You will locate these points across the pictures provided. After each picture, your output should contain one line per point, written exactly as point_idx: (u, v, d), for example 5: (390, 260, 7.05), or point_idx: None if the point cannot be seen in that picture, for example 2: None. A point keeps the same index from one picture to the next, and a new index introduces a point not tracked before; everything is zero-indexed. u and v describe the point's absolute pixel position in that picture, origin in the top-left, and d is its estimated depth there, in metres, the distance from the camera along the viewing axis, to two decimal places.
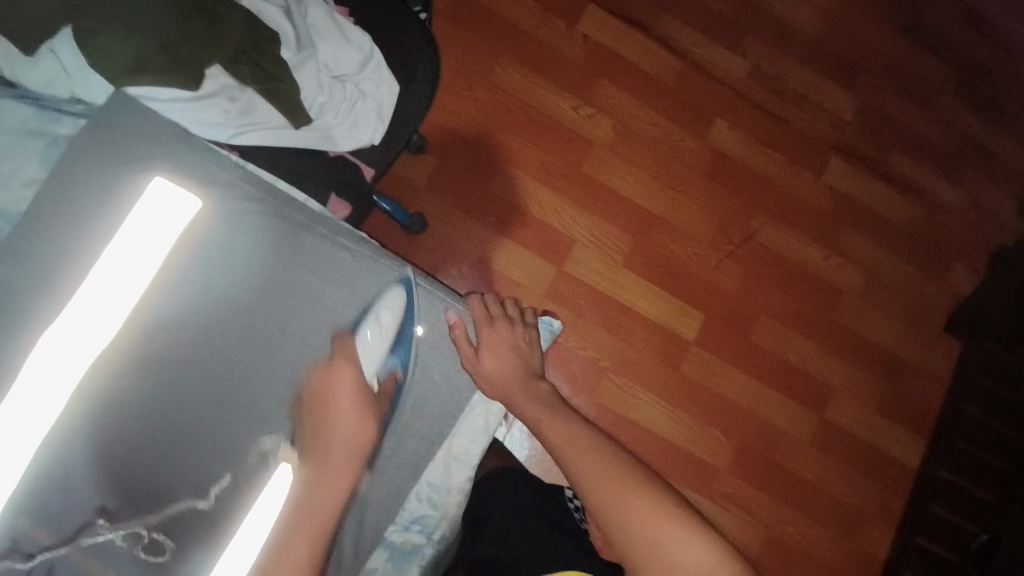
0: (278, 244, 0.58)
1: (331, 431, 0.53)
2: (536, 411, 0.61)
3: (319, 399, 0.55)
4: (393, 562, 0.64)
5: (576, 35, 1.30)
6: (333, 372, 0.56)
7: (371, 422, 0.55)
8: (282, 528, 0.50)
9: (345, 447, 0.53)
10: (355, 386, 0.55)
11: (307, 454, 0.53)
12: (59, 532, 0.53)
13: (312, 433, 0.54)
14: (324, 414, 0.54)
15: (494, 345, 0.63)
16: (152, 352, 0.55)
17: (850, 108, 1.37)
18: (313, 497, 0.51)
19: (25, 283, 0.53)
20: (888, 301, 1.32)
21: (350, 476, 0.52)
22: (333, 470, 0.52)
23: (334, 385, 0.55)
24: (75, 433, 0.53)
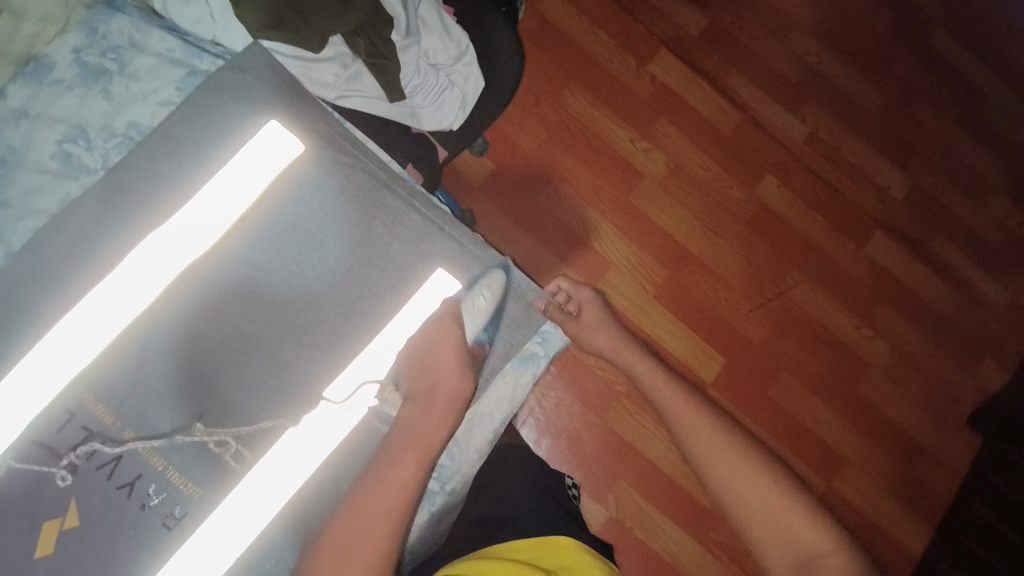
0: (356, 199, 0.64)
1: (436, 380, 0.58)
2: (621, 349, 0.89)
3: (423, 341, 0.60)
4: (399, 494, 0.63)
5: (645, 74, 1.38)
6: (440, 325, 0.60)
7: (470, 376, 0.60)
8: (388, 458, 0.56)
9: (448, 392, 0.58)
10: (458, 350, 0.59)
11: (411, 397, 0.58)
12: (127, 423, 0.57)
13: (414, 380, 0.59)
14: (430, 363, 0.59)
15: (586, 307, 0.93)
16: (225, 275, 0.60)
17: (902, 187, 1.39)
18: (420, 432, 0.57)
19: (154, 199, 0.60)
20: (913, 382, 1.32)
21: (453, 415, 0.58)
22: (433, 416, 0.57)
23: (439, 335, 0.60)
24: (150, 335, 0.58)
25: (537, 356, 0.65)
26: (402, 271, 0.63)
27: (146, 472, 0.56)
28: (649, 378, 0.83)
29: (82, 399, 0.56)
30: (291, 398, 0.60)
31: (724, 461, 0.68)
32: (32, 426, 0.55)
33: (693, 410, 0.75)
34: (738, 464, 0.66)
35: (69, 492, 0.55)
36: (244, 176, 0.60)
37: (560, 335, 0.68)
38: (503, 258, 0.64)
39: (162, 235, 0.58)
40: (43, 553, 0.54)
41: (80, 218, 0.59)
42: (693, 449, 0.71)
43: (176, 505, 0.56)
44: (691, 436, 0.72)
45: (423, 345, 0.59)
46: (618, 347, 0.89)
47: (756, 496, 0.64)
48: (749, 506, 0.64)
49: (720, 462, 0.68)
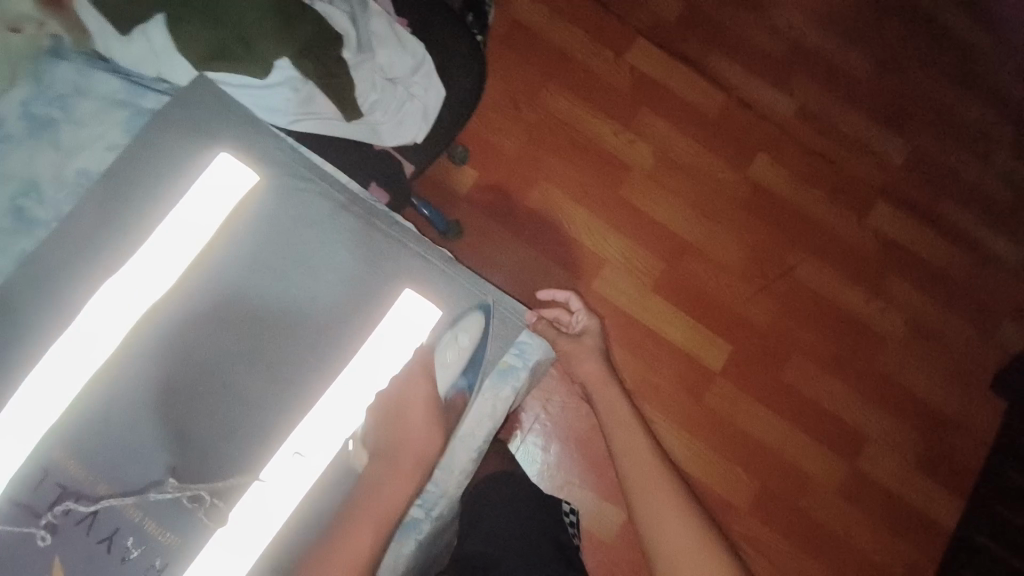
0: (315, 225, 0.62)
1: (404, 441, 0.58)
2: (599, 386, 0.85)
3: (394, 400, 0.58)
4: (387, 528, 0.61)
5: (623, 65, 1.35)
6: (409, 379, 0.59)
7: (437, 432, 0.60)
8: (349, 521, 0.56)
9: (413, 450, 0.59)
10: (428, 406, 0.59)
11: (377, 456, 0.58)
12: (101, 476, 0.56)
13: (383, 437, 0.58)
14: (401, 419, 0.58)
15: (589, 332, 0.90)
16: (187, 317, 0.58)
17: (900, 152, 1.34)
18: (381, 496, 0.57)
19: (110, 247, 0.59)
20: (932, 353, 1.27)
21: (415, 478, 0.59)
22: (398, 477, 0.58)
23: (409, 387, 0.59)
24: (116, 386, 0.57)
25: (515, 370, 0.62)
26: (368, 295, 0.61)
27: (123, 525, 0.55)
28: (619, 421, 0.81)
29: (52, 455, 0.56)
30: (266, 435, 0.58)
31: (646, 475, 0.74)
32: (10, 485, 0.55)
33: (629, 423, 0.80)
34: (656, 478, 0.73)
35: (52, 552, 0.54)
36: (199, 215, 0.59)
37: (538, 344, 0.65)
38: (482, 299, 0.61)
39: (119, 280, 0.57)
40: None
41: (38, 272, 0.58)
42: (623, 459, 0.77)
43: (157, 556, 0.55)
44: (621, 446, 0.78)
45: (395, 406, 0.58)
46: (599, 383, 0.86)
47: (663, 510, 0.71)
48: (655, 517, 0.70)
49: (642, 475, 0.74)
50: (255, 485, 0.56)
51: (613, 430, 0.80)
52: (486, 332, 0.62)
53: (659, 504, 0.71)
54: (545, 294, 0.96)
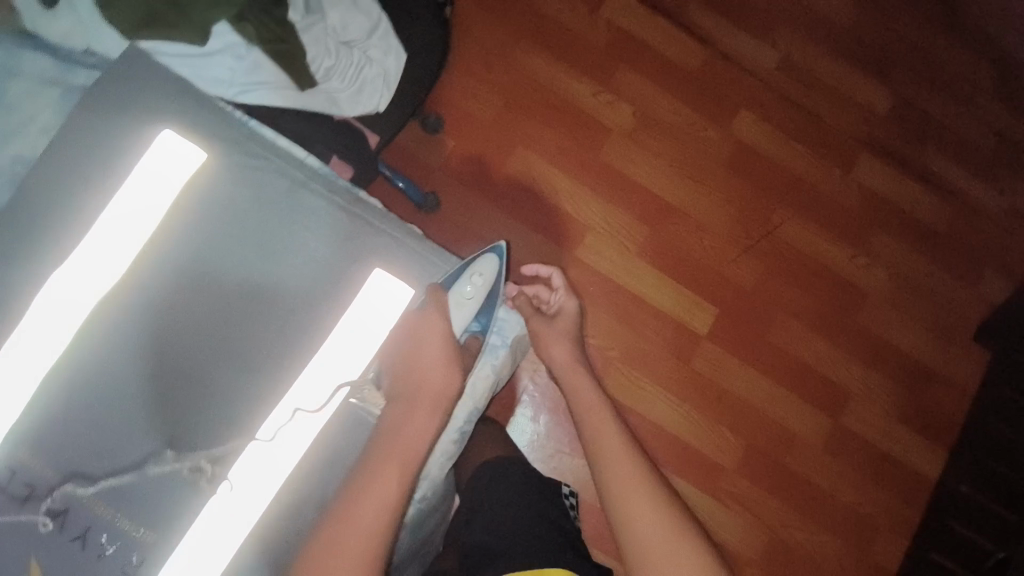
0: (273, 204, 0.58)
1: (421, 379, 0.55)
2: (564, 361, 0.87)
3: (408, 335, 0.57)
4: None
5: (599, 20, 1.29)
6: (422, 315, 0.57)
7: (457, 369, 0.57)
8: (366, 469, 0.52)
9: (432, 386, 0.55)
10: (444, 339, 0.57)
11: (394, 397, 0.56)
12: (69, 473, 0.54)
13: (398, 379, 0.56)
14: (416, 353, 0.56)
15: (564, 313, 0.90)
16: (141, 309, 0.55)
17: (884, 101, 1.31)
18: (402, 436, 0.54)
19: (52, 237, 0.55)
20: (916, 307, 1.27)
21: (438, 415, 0.55)
22: (419, 416, 0.54)
23: (424, 323, 0.57)
24: (73, 384, 0.55)
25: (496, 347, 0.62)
26: (335, 275, 0.59)
27: (96, 523, 0.54)
28: (584, 399, 0.83)
29: (17, 457, 0.54)
30: (237, 426, 0.56)
31: (597, 415, 0.80)
32: None
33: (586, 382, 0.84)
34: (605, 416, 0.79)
35: (26, 554, 0.53)
36: (147, 201, 0.55)
37: (515, 322, 0.65)
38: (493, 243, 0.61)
39: (63, 273, 0.54)
40: None
41: None
42: (578, 403, 0.82)
43: (134, 552, 0.54)
44: (577, 394, 0.84)
45: (410, 337, 0.57)
46: (568, 367, 0.86)
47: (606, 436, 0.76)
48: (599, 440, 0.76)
49: (594, 415, 0.80)
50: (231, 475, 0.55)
51: (580, 406, 0.82)
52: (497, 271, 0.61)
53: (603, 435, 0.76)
54: (528, 271, 0.93)
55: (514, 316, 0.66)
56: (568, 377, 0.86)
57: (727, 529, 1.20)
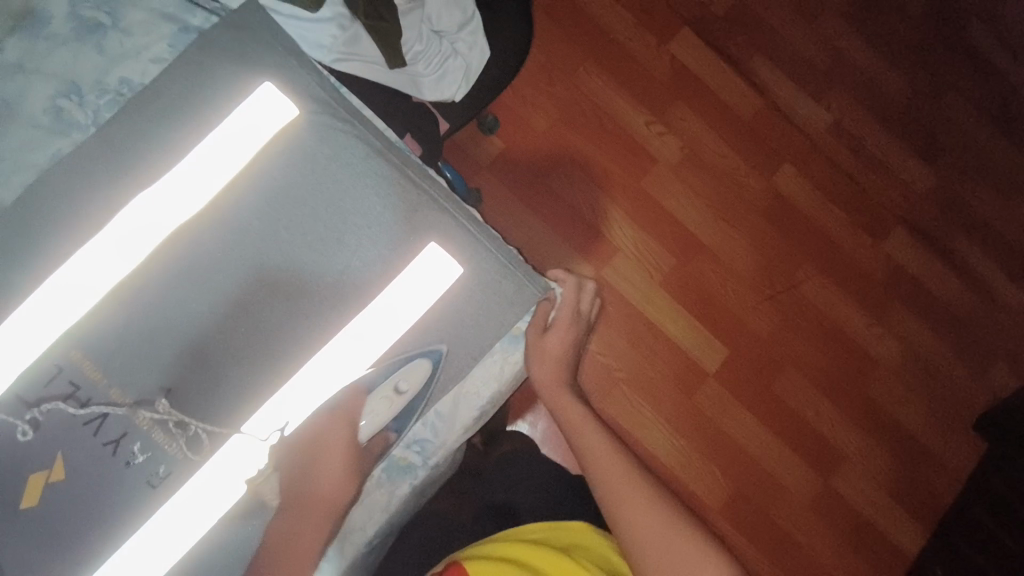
0: (347, 170, 0.62)
1: (316, 488, 0.58)
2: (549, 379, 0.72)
3: (307, 441, 0.57)
4: (387, 473, 0.63)
5: (664, 54, 1.35)
6: (326, 426, 0.57)
7: (354, 482, 0.59)
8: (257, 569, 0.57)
9: (326, 495, 0.58)
10: (345, 456, 0.57)
11: (285, 505, 0.58)
12: (113, 379, 0.57)
13: (295, 478, 0.58)
14: (316, 462, 0.57)
15: (565, 330, 0.70)
16: (209, 245, 0.59)
17: (927, 182, 1.35)
18: (292, 549, 0.57)
19: (146, 161, 0.60)
20: (920, 386, 1.31)
21: (326, 530, 0.59)
22: (309, 524, 0.58)
23: (325, 434, 0.57)
24: (133, 302, 0.58)
25: None
26: (392, 245, 0.62)
27: (131, 430, 0.57)
28: (587, 438, 0.75)
29: (66, 357, 0.57)
30: (277, 368, 0.59)
31: (605, 464, 0.72)
32: (16, 382, 0.56)
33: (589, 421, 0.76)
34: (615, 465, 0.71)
35: (54, 447, 0.56)
36: (237, 145, 0.59)
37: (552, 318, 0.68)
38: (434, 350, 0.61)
39: (148, 197, 0.58)
40: (29, 504, 0.57)
41: (74, 177, 0.59)
42: (582, 450, 0.74)
43: (161, 464, 0.57)
44: (578, 435, 0.75)
45: (309, 455, 0.57)
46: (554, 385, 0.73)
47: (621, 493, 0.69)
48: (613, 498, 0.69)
49: (602, 464, 0.72)
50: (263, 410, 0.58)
51: (585, 454, 0.74)
52: (431, 377, 0.61)
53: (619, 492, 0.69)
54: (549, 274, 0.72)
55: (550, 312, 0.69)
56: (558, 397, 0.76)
57: None
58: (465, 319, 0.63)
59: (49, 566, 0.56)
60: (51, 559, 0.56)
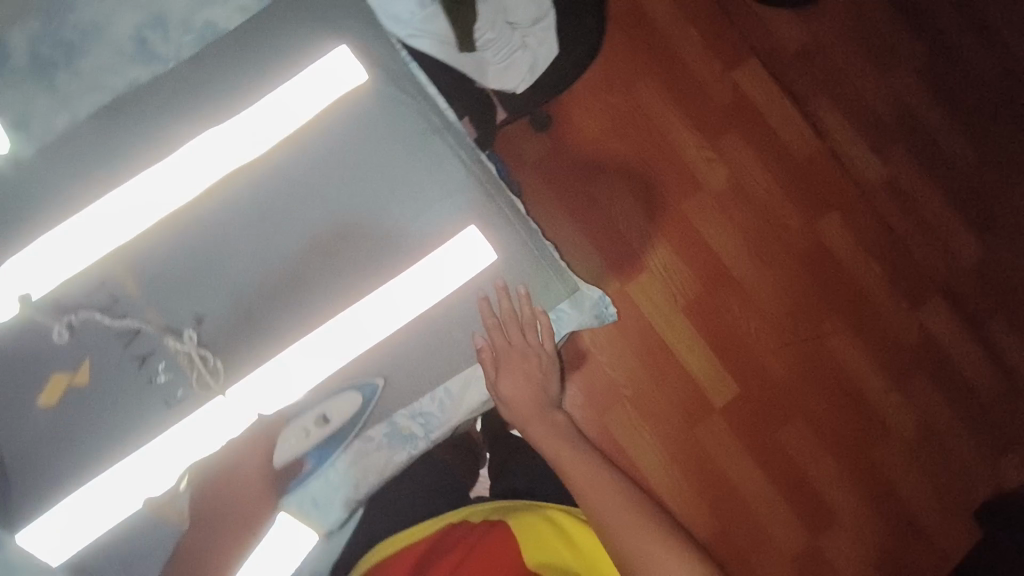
0: (402, 141, 0.63)
1: (226, 509, 0.59)
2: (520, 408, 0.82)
3: (218, 465, 0.58)
4: (389, 439, 0.63)
5: (728, 81, 1.34)
6: (241, 450, 0.59)
7: (267, 504, 0.60)
8: None
9: (240, 516, 0.59)
10: (259, 477, 0.59)
11: (195, 522, 0.59)
12: (149, 301, 0.60)
13: (205, 499, 0.59)
14: (228, 483, 0.59)
15: (508, 351, 0.66)
16: (257, 190, 0.61)
17: (973, 254, 1.34)
18: (201, 566, 0.58)
19: (217, 103, 0.62)
20: (929, 461, 1.27)
21: (241, 548, 0.60)
22: (224, 544, 0.59)
23: (241, 457, 0.59)
24: (178, 231, 0.60)
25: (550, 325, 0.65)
26: (432, 220, 0.63)
27: (158, 350, 0.60)
28: (564, 454, 0.83)
29: (111, 270, 0.59)
30: (301, 319, 0.61)
31: (582, 476, 0.81)
32: (61, 286, 0.59)
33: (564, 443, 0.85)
34: (592, 477, 0.81)
35: (83, 352, 0.60)
36: (304, 100, 0.61)
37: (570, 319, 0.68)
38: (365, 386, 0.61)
39: (213, 136, 0.60)
40: (47, 403, 0.59)
41: (150, 107, 0.62)
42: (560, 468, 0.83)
43: (180, 388, 0.60)
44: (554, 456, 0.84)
45: (221, 482, 0.59)
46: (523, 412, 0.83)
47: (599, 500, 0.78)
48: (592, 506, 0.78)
49: (578, 478, 0.81)
50: (281, 358, 0.60)
51: (563, 468, 0.83)
52: (357, 414, 0.61)
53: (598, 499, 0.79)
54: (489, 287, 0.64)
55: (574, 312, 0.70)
56: (529, 426, 0.85)
57: None
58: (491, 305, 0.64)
59: (58, 463, 0.59)
60: (59, 457, 0.59)
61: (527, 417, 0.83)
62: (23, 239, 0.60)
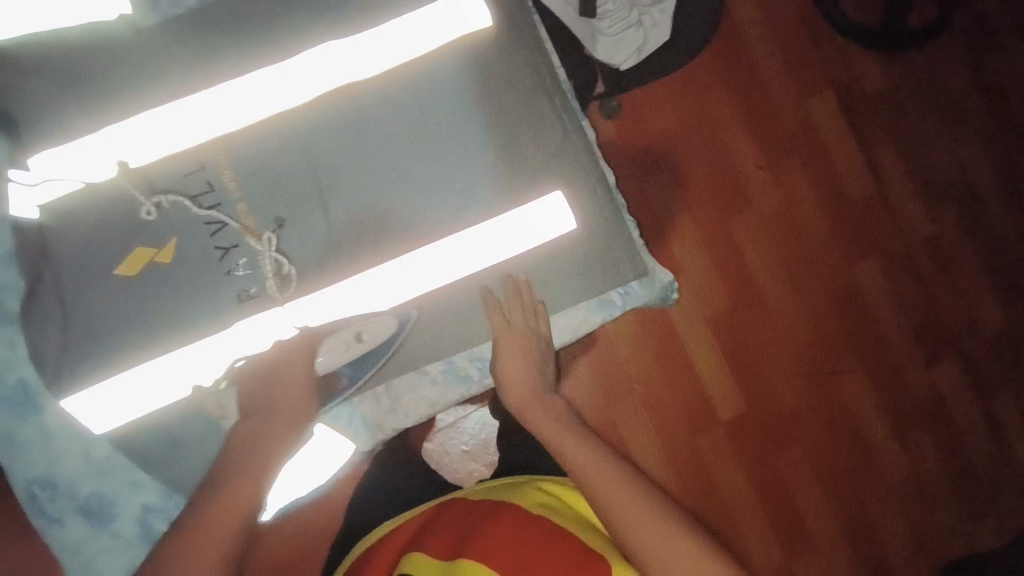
0: (509, 91, 0.71)
1: (273, 404, 0.66)
2: (522, 397, 0.80)
3: (265, 368, 0.65)
4: (449, 374, 0.75)
5: (799, 108, 1.35)
6: (284, 352, 0.66)
7: (312, 402, 0.68)
8: (218, 484, 0.65)
9: (288, 407, 0.67)
10: (303, 378, 0.66)
11: (247, 415, 0.67)
12: (242, 197, 0.69)
13: (252, 397, 0.67)
14: (269, 385, 0.66)
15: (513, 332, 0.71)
16: (370, 109, 0.69)
17: (996, 325, 1.36)
18: (254, 453, 0.66)
19: (357, 22, 0.71)
20: (912, 510, 1.31)
21: (292, 435, 0.67)
22: (274, 433, 0.66)
23: (284, 362, 0.66)
24: (300, 129, 0.69)
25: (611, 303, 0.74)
26: (516, 168, 0.70)
27: (241, 243, 0.68)
28: (575, 451, 0.76)
29: (215, 159, 0.69)
30: (385, 231, 0.69)
31: (597, 474, 0.74)
32: (173, 167, 0.69)
33: (575, 438, 0.77)
34: (608, 475, 0.74)
35: (169, 231, 0.68)
36: (431, 31, 0.70)
37: (642, 294, 0.74)
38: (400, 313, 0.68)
39: (349, 49, 0.70)
40: (124, 273, 0.68)
41: (301, 14, 0.71)
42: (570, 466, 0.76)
43: (253, 286, 0.68)
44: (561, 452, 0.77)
45: (267, 377, 0.65)
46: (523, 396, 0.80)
47: (617, 499, 0.71)
48: (610, 504, 0.71)
49: (592, 474, 0.74)
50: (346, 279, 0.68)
51: (574, 465, 0.75)
52: (391, 336, 0.69)
53: (617, 497, 0.71)
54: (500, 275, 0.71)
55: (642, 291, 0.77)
56: (530, 415, 0.80)
57: None
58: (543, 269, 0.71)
59: (131, 321, 0.68)
60: (130, 316, 0.68)
61: (524, 402, 0.80)
62: (139, 116, 0.69)
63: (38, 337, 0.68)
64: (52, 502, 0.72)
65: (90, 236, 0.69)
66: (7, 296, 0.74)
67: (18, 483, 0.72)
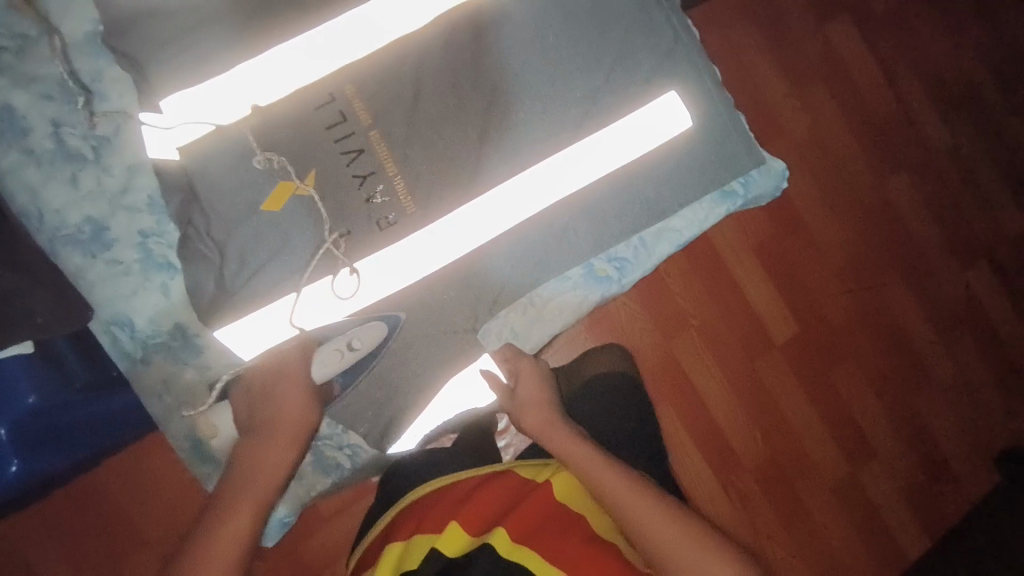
0: (619, 9, 0.80)
1: (280, 413, 0.70)
2: (540, 424, 0.77)
3: (271, 371, 0.72)
4: (587, 278, 0.83)
5: (820, 35, 1.39)
6: (289, 356, 0.72)
7: (314, 407, 0.72)
8: (237, 495, 0.66)
9: (291, 419, 0.70)
10: (302, 386, 0.71)
11: (253, 430, 0.71)
12: (371, 125, 0.73)
13: (262, 412, 0.71)
14: (274, 390, 0.71)
15: (524, 375, 0.80)
16: (494, 30, 0.77)
17: (1019, 227, 1.44)
18: (257, 471, 0.68)
19: None
20: (960, 409, 1.38)
21: (294, 447, 0.70)
22: (276, 448, 0.69)
23: (287, 365, 0.72)
24: (423, 54, 0.75)
25: (738, 194, 0.83)
26: (630, 73, 0.79)
27: (378, 170, 0.73)
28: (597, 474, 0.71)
29: (344, 89, 0.73)
30: (515, 148, 0.77)
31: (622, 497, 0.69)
32: (306, 100, 0.73)
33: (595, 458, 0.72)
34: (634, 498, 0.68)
35: (307, 165, 0.72)
36: None
37: (761, 183, 0.85)
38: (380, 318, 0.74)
39: None
40: (269, 209, 0.72)
41: None
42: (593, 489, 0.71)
43: (392, 212, 0.73)
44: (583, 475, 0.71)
45: (269, 382, 0.72)
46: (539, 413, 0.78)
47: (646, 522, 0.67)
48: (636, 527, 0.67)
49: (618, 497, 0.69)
50: (505, 184, 0.76)
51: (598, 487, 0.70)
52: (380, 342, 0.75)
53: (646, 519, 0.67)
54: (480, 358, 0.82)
55: (761, 178, 0.86)
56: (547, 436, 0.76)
57: (718, 514, 1.27)
58: (674, 171, 0.80)
59: (286, 257, 0.73)
60: (284, 249, 0.73)
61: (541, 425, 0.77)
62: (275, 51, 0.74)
63: (197, 275, 0.73)
64: (219, 443, 0.81)
65: (230, 173, 0.72)
66: (151, 241, 0.80)
67: (179, 432, 0.80)
